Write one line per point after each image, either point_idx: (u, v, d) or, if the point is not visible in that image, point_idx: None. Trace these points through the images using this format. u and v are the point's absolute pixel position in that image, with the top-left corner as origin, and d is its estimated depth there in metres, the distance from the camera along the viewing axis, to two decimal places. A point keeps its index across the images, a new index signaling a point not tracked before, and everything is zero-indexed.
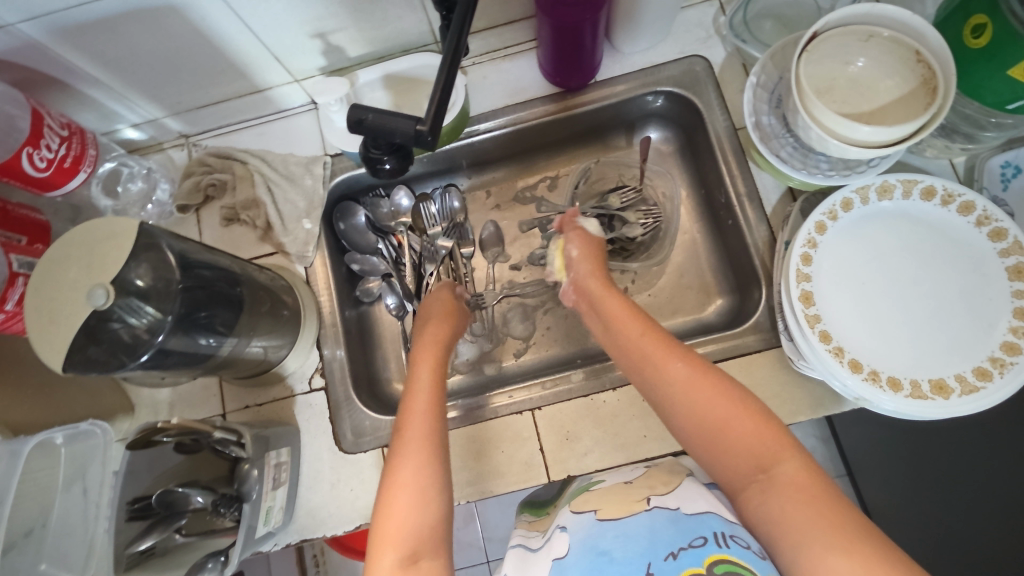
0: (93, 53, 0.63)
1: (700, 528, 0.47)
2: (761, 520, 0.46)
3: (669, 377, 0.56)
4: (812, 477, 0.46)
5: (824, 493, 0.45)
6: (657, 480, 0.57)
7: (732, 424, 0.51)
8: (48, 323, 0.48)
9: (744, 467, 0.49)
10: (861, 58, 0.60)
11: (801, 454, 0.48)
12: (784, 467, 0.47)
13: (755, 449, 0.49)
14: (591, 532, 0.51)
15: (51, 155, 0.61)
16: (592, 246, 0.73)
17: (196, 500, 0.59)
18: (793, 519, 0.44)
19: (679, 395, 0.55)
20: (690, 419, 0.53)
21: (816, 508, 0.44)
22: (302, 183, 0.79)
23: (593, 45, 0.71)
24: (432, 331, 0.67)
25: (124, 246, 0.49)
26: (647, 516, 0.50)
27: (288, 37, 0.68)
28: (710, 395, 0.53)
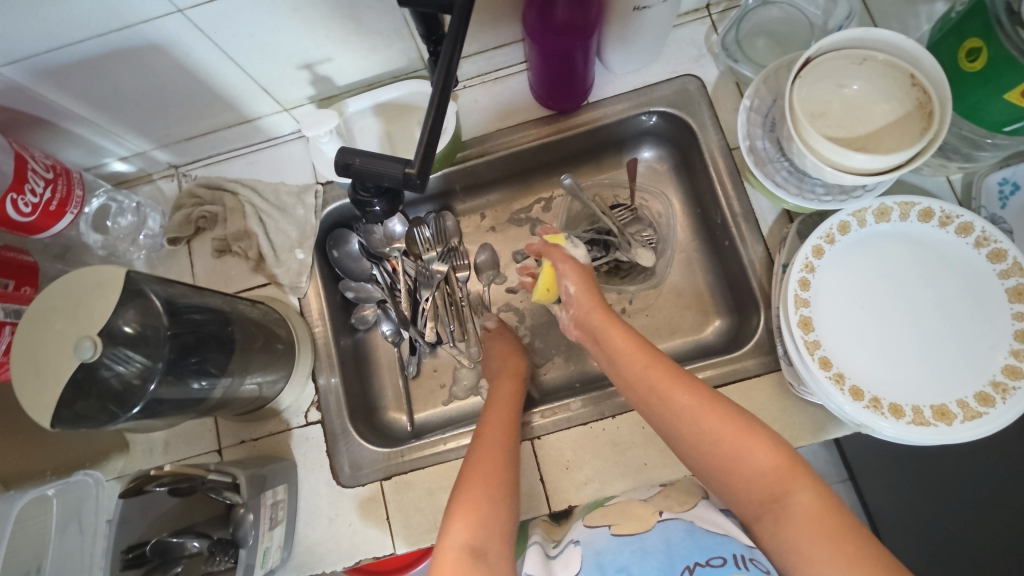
0: (78, 93, 0.62)
1: (721, 548, 0.50)
2: (780, 554, 0.47)
3: (677, 406, 0.55)
4: (826, 507, 0.46)
5: (839, 523, 0.45)
6: (674, 498, 0.59)
7: (742, 453, 0.50)
8: (36, 379, 0.47)
9: (758, 497, 0.49)
10: (855, 81, 0.60)
11: (814, 481, 0.48)
12: (798, 498, 0.47)
13: (768, 480, 0.49)
14: (609, 548, 0.54)
15: (36, 199, 0.60)
16: (586, 275, 0.71)
17: (191, 545, 0.57)
18: (809, 554, 0.45)
19: (686, 426, 0.54)
20: (699, 450, 0.53)
21: (833, 542, 0.44)
22: (293, 213, 0.78)
23: (584, 69, 0.70)
24: (511, 364, 0.75)
25: (111, 297, 0.49)
26: (661, 530, 0.54)
27: (275, 69, 0.67)
28: (718, 425, 0.52)
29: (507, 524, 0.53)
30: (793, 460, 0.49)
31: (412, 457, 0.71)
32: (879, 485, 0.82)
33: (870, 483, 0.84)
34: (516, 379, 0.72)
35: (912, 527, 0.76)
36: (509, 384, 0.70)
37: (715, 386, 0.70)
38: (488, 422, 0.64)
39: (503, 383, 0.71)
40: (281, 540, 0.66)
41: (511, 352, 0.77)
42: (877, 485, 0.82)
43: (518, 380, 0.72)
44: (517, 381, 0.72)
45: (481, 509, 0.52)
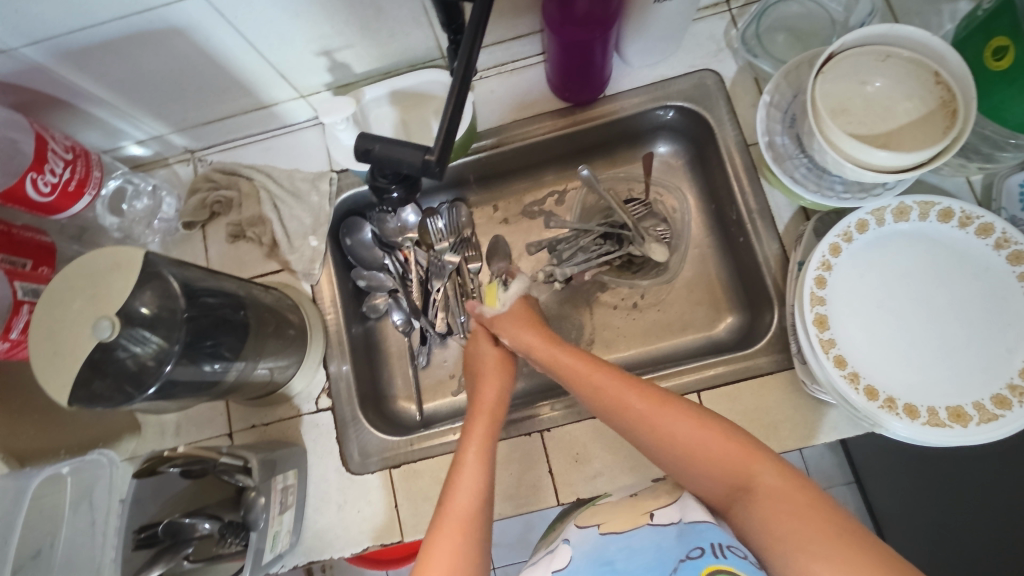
0: (97, 75, 0.62)
1: (698, 539, 0.48)
2: (755, 538, 0.47)
3: (633, 409, 0.56)
4: (791, 483, 0.47)
5: (806, 496, 0.45)
6: (662, 490, 0.58)
7: (702, 445, 0.52)
8: (53, 357, 0.47)
9: (728, 484, 0.50)
10: (878, 78, 0.59)
11: (776, 461, 0.49)
12: (762, 479, 0.48)
13: (730, 466, 0.50)
14: (596, 546, 0.52)
15: (56, 179, 0.60)
16: (523, 317, 0.70)
17: (202, 526, 0.58)
18: (783, 537, 0.44)
19: (643, 428, 0.55)
20: (662, 448, 0.54)
21: (802, 516, 0.44)
22: (308, 200, 0.78)
23: (603, 61, 0.70)
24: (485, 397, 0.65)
25: (129, 278, 0.49)
26: (650, 529, 0.52)
27: (293, 55, 0.67)
28: (674, 423, 0.54)
29: None
30: (753, 445, 0.50)
31: (421, 446, 0.72)
32: (886, 483, 0.84)
33: (879, 481, 0.85)
34: (487, 441, 0.59)
35: (922, 528, 0.77)
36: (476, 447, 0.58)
37: (727, 382, 0.69)
38: (445, 523, 0.51)
39: (467, 452, 0.58)
40: (290, 524, 0.66)
41: (501, 368, 0.69)
42: (886, 485, 0.84)
43: (491, 440, 0.60)
44: (486, 440, 0.59)
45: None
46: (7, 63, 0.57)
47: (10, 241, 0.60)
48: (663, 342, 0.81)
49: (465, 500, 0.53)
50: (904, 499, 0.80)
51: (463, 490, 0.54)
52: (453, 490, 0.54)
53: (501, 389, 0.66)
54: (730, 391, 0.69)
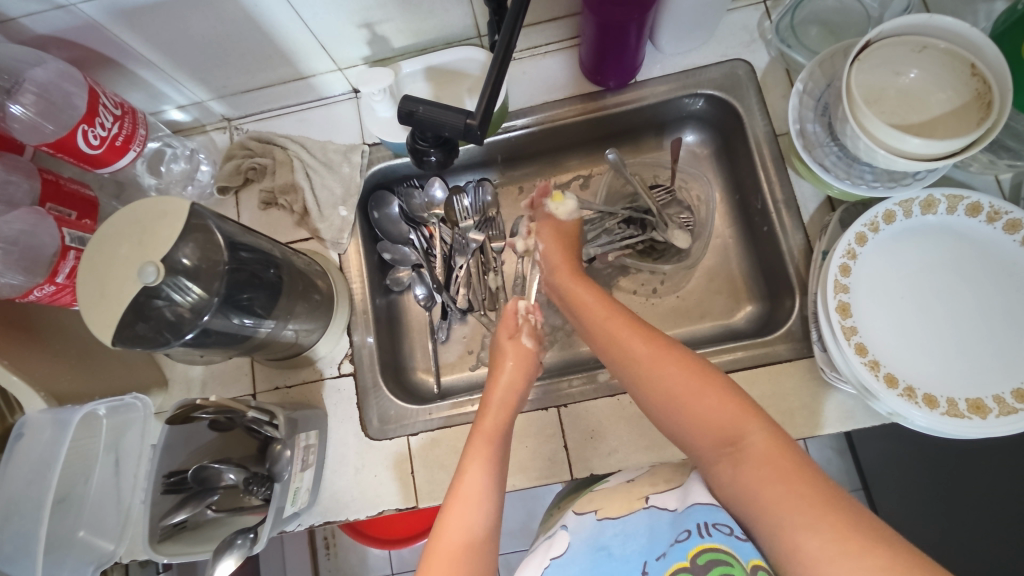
0: (148, 35, 0.64)
1: (687, 521, 0.48)
2: (734, 495, 0.47)
3: (636, 358, 0.55)
4: (779, 447, 0.46)
5: (794, 464, 0.44)
6: (660, 477, 0.58)
7: (696, 403, 0.51)
8: (99, 299, 0.50)
9: (711, 441, 0.49)
10: (913, 69, 0.60)
11: (767, 424, 0.48)
12: (750, 439, 0.47)
13: (720, 423, 0.49)
14: (592, 532, 0.53)
15: (105, 133, 0.62)
16: (563, 232, 0.72)
17: (228, 476, 0.61)
18: (764, 496, 0.44)
19: (645, 379, 0.54)
20: (659, 402, 0.53)
21: (788, 482, 0.44)
22: (339, 171, 0.80)
23: (637, 45, 0.71)
24: (506, 372, 0.64)
25: (175, 228, 0.51)
26: (645, 514, 0.52)
27: (336, 26, 0.68)
28: (674, 377, 0.52)
29: None
30: (747, 405, 0.49)
31: (439, 415, 0.73)
32: (895, 484, 0.84)
33: (887, 482, 0.85)
34: (495, 442, 0.57)
35: (927, 530, 0.77)
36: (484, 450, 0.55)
37: (744, 367, 0.70)
38: (438, 549, 0.47)
39: (473, 453, 0.55)
40: (310, 483, 0.68)
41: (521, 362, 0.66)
42: (895, 485, 0.84)
43: (496, 442, 0.57)
44: (491, 447, 0.56)
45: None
46: (64, 18, 0.60)
47: (57, 192, 0.63)
48: (681, 329, 0.81)
49: (462, 525, 0.49)
50: (913, 500, 0.79)
51: (460, 519, 0.49)
52: (452, 506, 0.50)
53: (514, 376, 0.64)
54: (747, 376, 0.70)
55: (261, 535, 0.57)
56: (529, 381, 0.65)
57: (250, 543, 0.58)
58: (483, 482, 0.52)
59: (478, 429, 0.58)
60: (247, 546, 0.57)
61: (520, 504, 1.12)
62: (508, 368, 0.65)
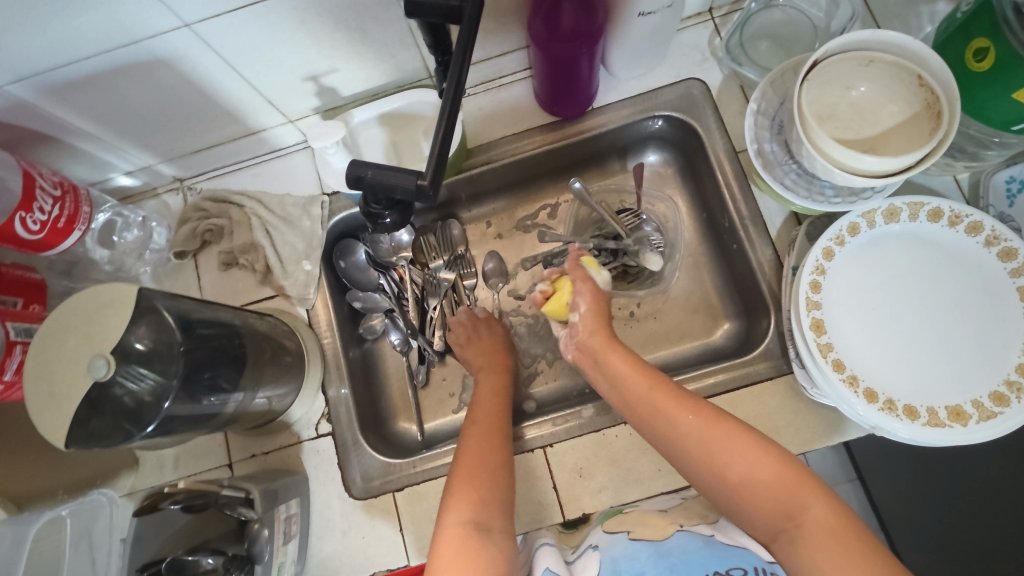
0: (83, 108, 0.61)
1: (740, 559, 0.50)
2: (795, 574, 0.46)
3: (688, 426, 0.54)
4: (842, 522, 0.45)
5: (853, 534, 0.45)
6: (693, 512, 0.59)
7: (755, 471, 0.49)
8: (48, 400, 0.47)
9: (773, 514, 0.48)
10: (863, 83, 0.60)
11: (826, 494, 0.47)
12: (813, 512, 0.46)
13: (781, 496, 0.48)
14: (627, 553, 0.53)
15: (45, 217, 0.60)
16: (598, 296, 0.68)
17: (205, 562, 0.55)
18: (822, 565, 0.44)
19: (696, 445, 0.53)
20: (712, 472, 0.51)
21: (851, 555, 0.43)
22: (300, 225, 0.78)
23: (589, 75, 0.70)
24: (493, 359, 0.75)
25: (124, 315, 0.48)
26: (680, 537, 0.53)
27: (281, 81, 0.67)
28: (730, 445, 0.51)
29: (504, 508, 0.54)
30: (803, 473, 0.49)
31: (424, 467, 0.71)
32: (891, 480, 0.82)
33: (884, 480, 0.84)
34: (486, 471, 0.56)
35: (931, 530, 0.76)
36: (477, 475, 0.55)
37: (726, 390, 0.69)
38: (461, 478, 0.55)
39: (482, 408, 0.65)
40: (294, 554, 0.66)
41: (496, 352, 0.76)
42: (893, 483, 0.82)
43: (492, 473, 0.56)
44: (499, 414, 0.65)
45: (480, 490, 0.54)
46: None
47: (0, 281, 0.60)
48: (662, 351, 0.81)
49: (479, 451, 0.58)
50: (913, 498, 0.78)
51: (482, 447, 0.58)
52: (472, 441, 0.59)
53: (496, 358, 0.75)
54: (731, 399, 0.69)
55: None
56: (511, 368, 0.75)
57: None
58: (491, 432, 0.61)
59: (463, 457, 0.58)
60: None
61: None
62: (486, 356, 0.75)
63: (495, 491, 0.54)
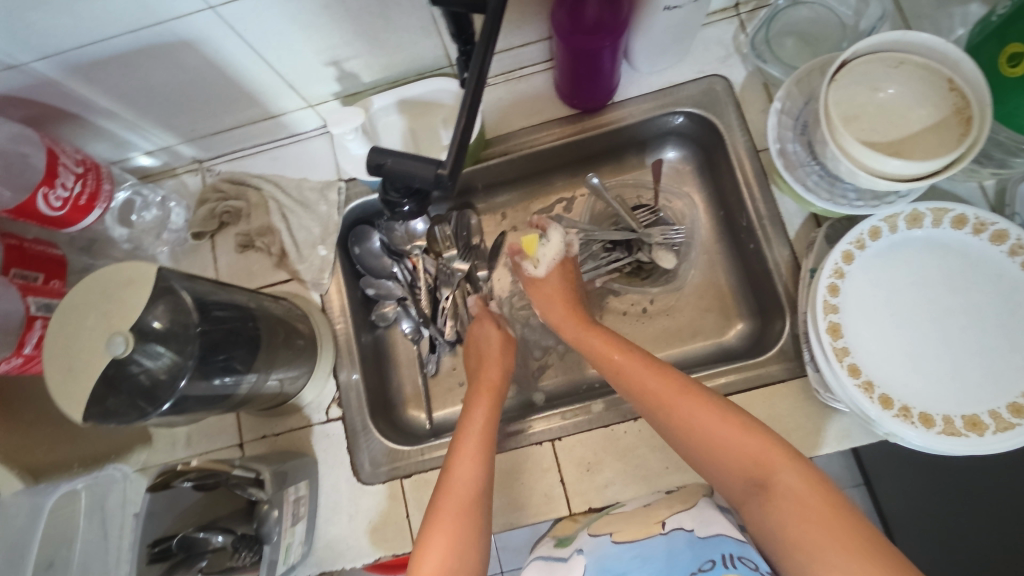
0: (106, 87, 0.62)
1: (712, 550, 0.50)
2: (770, 539, 0.47)
3: (659, 397, 0.56)
4: (812, 487, 0.46)
5: (823, 500, 0.45)
6: (677, 499, 0.60)
7: (723, 439, 0.51)
8: (66, 374, 0.47)
9: (745, 481, 0.49)
10: (892, 85, 0.58)
11: (799, 462, 0.48)
12: (782, 479, 0.47)
13: (750, 464, 0.49)
14: (609, 555, 0.54)
15: (67, 194, 0.60)
16: (555, 283, 0.73)
17: (217, 539, 0.58)
18: (792, 533, 0.45)
19: (667, 416, 0.55)
20: (688, 441, 0.54)
21: (821, 523, 0.44)
22: (316, 210, 0.78)
23: (611, 68, 0.69)
24: (490, 376, 0.68)
25: (143, 295, 0.49)
26: (665, 537, 0.53)
27: (302, 66, 0.67)
28: (699, 417, 0.53)
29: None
30: (776, 442, 0.50)
31: (431, 455, 0.71)
32: (897, 488, 0.82)
33: (891, 484, 0.84)
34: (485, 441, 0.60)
35: (932, 536, 0.76)
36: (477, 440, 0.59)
37: (739, 390, 0.69)
38: (442, 511, 0.53)
39: (476, 404, 0.64)
40: (302, 535, 0.66)
41: (502, 354, 0.72)
42: (899, 487, 0.82)
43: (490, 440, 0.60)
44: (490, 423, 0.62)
45: (456, 542, 0.51)
46: (17, 78, 0.58)
47: (22, 257, 0.60)
48: (673, 350, 0.80)
49: (461, 489, 0.55)
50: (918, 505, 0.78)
51: (461, 482, 0.55)
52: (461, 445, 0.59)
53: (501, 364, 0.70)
54: (742, 400, 0.69)
55: None
56: (510, 371, 0.71)
57: None
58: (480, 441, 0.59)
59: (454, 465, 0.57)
60: None
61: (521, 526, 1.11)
62: (494, 363, 0.70)
63: (470, 546, 0.52)
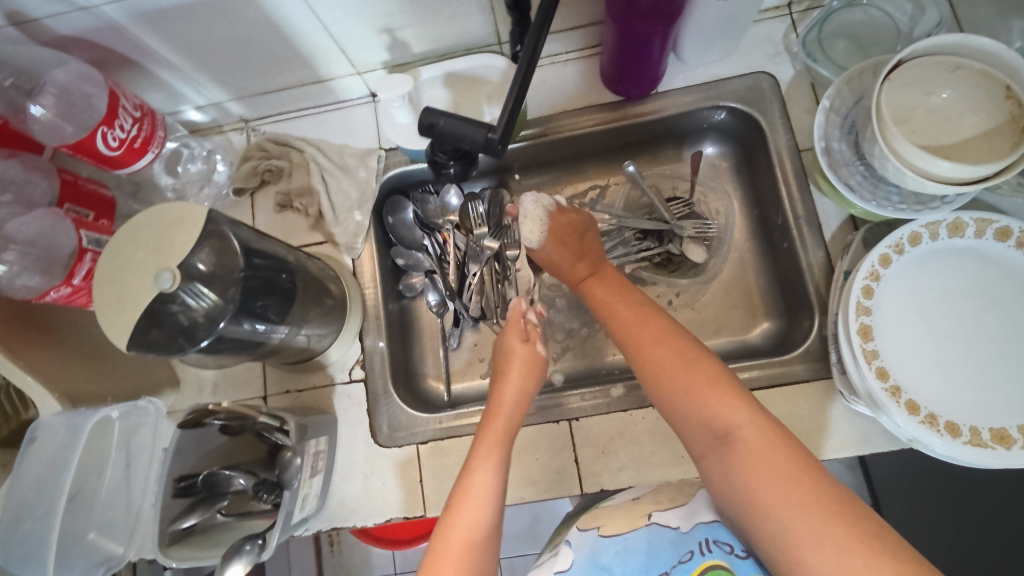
0: (169, 37, 0.64)
1: (689, 541, 0.54)
2: (728, 485, 0.49)
3: (635, 342, 0.58)
4: (771, 438, 0.48)
5: (784, 452, 0.47)
6: (663, 496, 0.60)
7: (689, 384, 0.52)
8: (113, 302, 0.49)
9: (709, 431, 0.51)
10: (946, 89, 0.58)
11: (759, 413, 0.49)
12: (744, 429, 0.49)
13: (713, 413, 0.50)
14: (594, 548, 0.57)
15: (124, 135, 0.62)
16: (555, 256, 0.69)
17: (237, 482, 0.62)
18: (755, 484, 0.46)
19: (640, 360, 0.57)
20: (657, 387, 0.55)
21: (786, 476, 0.46)
22: (355, 175, 0.80)
23: (660, 55, 0.69)
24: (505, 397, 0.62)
25: (192, 234, 0.51)
26: (646, 531, 0.56)
27: (355, 30, 0.68)
28: (669, 363, 0.54)
29: None
30: (738, 391, 0.51)
31: (449, 424, 0.72)
32: (902, 506, 0.83)
33: (898, 498, 0.83)
34: (500, 447, 0.57)
35: (937, 552, 0.75)
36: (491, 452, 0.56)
37: (761, 387, 0.69)
38: (443, 558, 0.48)
39: (492, 422, 0.60)
40: (319, 489, 0.68)
41: (524, 372, 0.64)
42: (903, 500, 0.82)
43: (503, 447, 0.57)
44: (502, 450, 0.57)
45: None
46: (86, 20, 0.59)
47: (76, 192, 0.65)
48: None
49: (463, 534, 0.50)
50: (924, 520, 0.78)
51: (467, 525, 0.50)
52: (472, 474, 0.54)
53: (524, 385, 0.63)
54: (763, 397, 0.69)
55: (269, 542, 0.57)
56: (531, 391, 0.64)
57: (259, 549, 0.58)
58: (490, 471, 0.54)
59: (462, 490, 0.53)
60: (255, 552, 0.57)
61: (525, 511, 1.12)
62: (515, 380, 0.64)
63: None
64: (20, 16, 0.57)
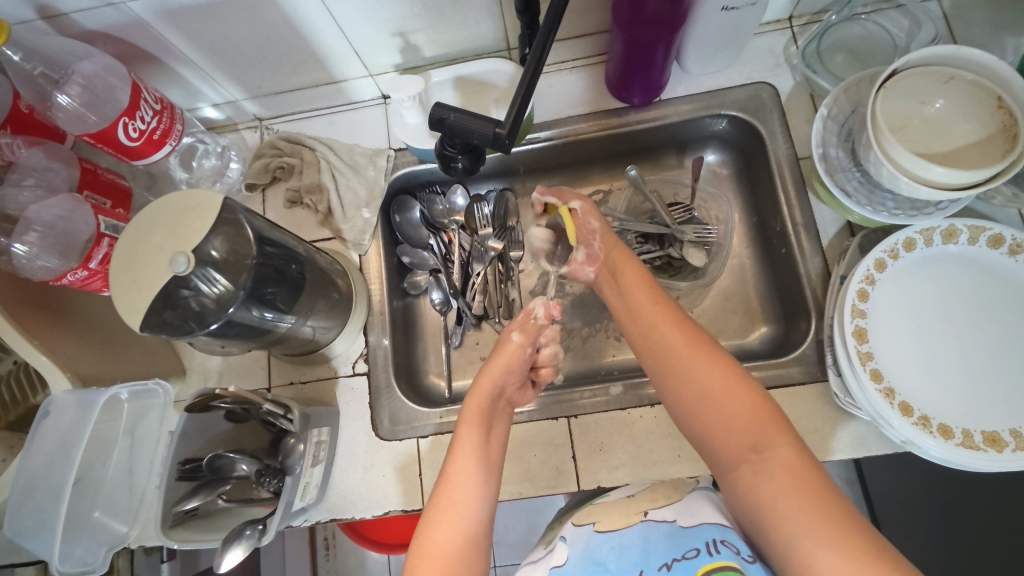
0: (191, 35, 0.66)
1: (695, 539, 0.52)
2: (750, 501, 0.48)
3: (672, 348, 0.57)
4: (801, 461, 0.48)
5: (812, 477, 0.47)
6: (659, 494, 0.61)
7: (728, 400, 0.52)
8: (130, 284, 0.51)
9: (738, 446, 0.50)
10: (940, 99, 0.60)
11: (792, 438, 0.49)
12: (776, 450, 0.48)
13: (749, 429, 0.50)
14: (590, 544, 0.56)
15: (144, 126, 0.64)
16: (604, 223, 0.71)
17: (240, 467, 0.63)
18: (779, 503, 0.46)
19: (678, 368, 0.56)
20: (690, 397, 0.55)
21: (808, 497, 0.45)
22: (364, 173, 0.81)
23: (664, 63, 0.72)
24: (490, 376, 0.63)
25: (207, 219, 0.52)
26: (642, 527, 0.55)
27: (369, 33, 0.70)
28: (709, 374, 0.54)
29: None
30: (774, 414, 0.51)
31: (448, 419, 0.73)
32: (900, 514, 0.83)
33: (894, 507, 0.84)
34: (481, 436, 0.57)
35: (936, 562, 0.75)
36: (471, 435, 0.57)
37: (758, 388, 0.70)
38: (428, 547, 0.49)
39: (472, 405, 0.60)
40: (319, 478, 0.69)
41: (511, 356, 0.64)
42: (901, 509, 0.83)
43: (482, 433, 0.58)
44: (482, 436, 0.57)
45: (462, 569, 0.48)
46: (113, 15, 0.62)
47: (95, 180, 0.67)
48: None
49: (447, 528, 0.50)
50: (920, 529, 0.78)
51: (459, 512, 0.51)
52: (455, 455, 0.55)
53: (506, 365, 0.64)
54: None
55: (270, 527, 0.58)
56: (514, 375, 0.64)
57: (259, 535, 0.59)
58: (473, 461, 0.55)
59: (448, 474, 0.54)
60: (256, 537, 0.58)
61: (521, 516, 1.12)
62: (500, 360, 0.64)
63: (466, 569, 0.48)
64: (51, 10, 0.59)
